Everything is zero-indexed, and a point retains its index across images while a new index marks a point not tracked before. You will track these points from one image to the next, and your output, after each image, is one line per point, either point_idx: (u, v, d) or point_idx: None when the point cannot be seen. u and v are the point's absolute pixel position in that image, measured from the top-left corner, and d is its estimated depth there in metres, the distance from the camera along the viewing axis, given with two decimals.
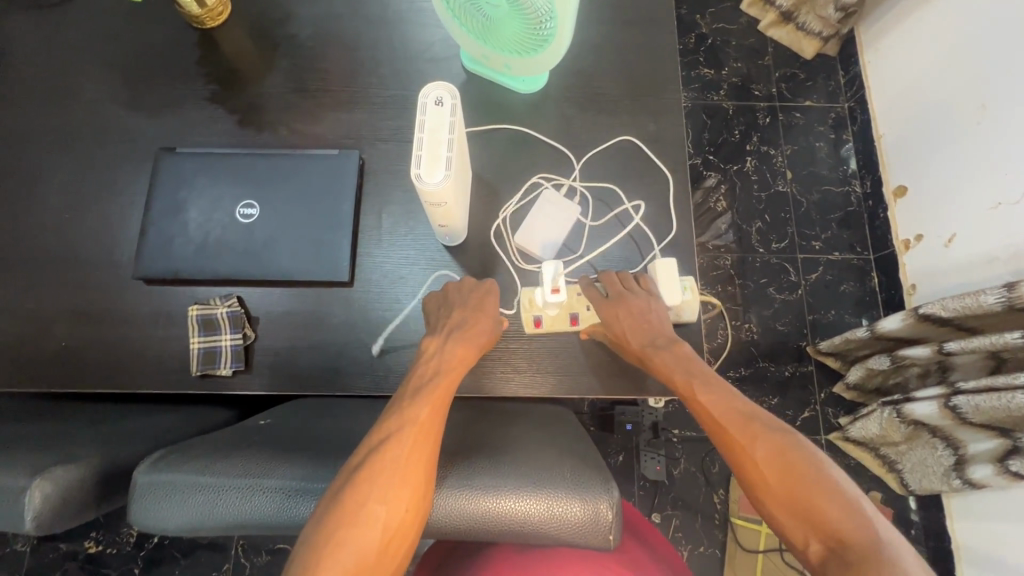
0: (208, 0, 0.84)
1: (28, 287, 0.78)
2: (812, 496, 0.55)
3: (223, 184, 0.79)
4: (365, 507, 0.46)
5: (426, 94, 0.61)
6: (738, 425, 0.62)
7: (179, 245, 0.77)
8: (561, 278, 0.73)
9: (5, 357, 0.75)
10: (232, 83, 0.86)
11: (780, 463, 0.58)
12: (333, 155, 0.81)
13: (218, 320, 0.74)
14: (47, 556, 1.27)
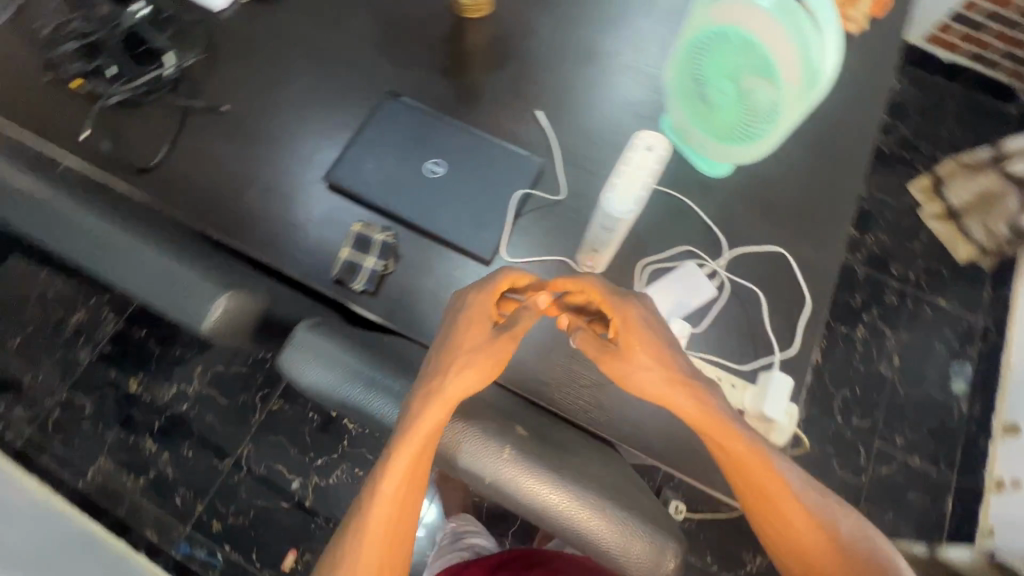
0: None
1: (236, 149, 0.90)
2: (831, 563, 0.64)
3: (425, 139, 0.90)
4: (374, 542, 0.60)
5: (641, 138, 0.68)
6: (782, 504, 0.65)
7: (369, 171, 0.88)
8: (684, 339, 0.79)
9: (195, 195, 0.87)
10: (465, 65, 0.98)
11: (815, 542, 0.64)
12: (521, 155, 0.90)
13: (371, 243, 0.82)
14: (99, 377, 1.56)
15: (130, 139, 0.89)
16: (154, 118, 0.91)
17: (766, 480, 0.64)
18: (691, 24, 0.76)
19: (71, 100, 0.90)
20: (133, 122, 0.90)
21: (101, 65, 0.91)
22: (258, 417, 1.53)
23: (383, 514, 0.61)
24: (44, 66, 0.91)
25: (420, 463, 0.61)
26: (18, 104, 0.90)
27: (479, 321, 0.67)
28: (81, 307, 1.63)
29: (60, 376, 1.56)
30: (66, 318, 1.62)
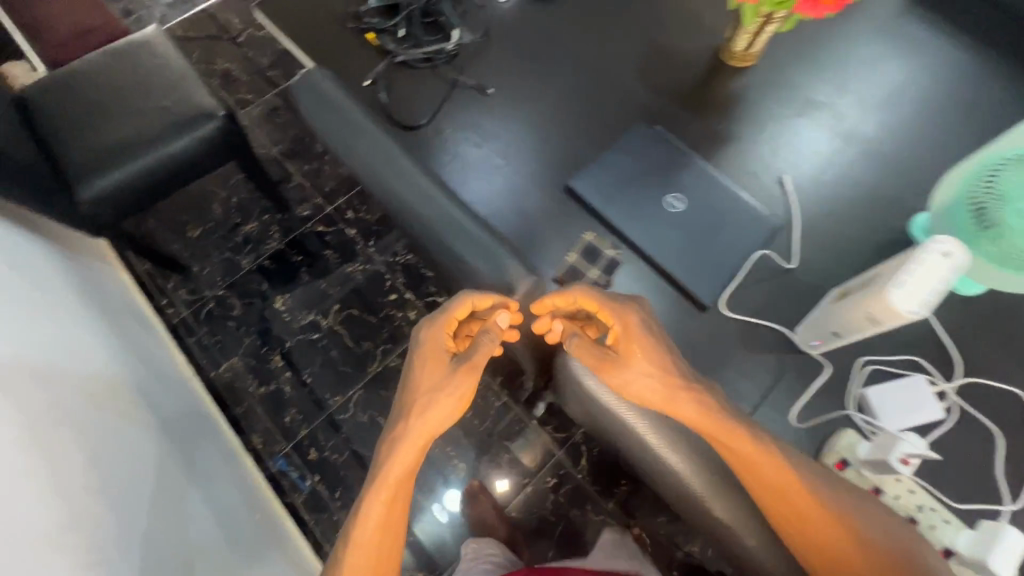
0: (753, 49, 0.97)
1: (490, 131, 0.95)
2: (869, 566, 0.62)
3: (670, 171, 0.91)
4: (374, 551, 0.71)
5: (939, 242, 0.64)
6: (798, 511, 0.64)
7: (611, 187, 0.89)
8: (916, 458, 0.72)
9: (445, 163, 0.93)
10: (720, 111, 0.99)
11: (837, 540, 0.63)
12: (763, 214, 0.88)
13: (598, 255, 0.84)
14: (253, 285, 1.70)
15: (405, 99, 0.97)
16: (428, 84, 0.98)
17: (770, 475, 0.64)
18: (1008, 139, 0.74)
19: (363, 50, 1.00)
20: (410, 83, 0.98)
21: (396, 23, 0.99)
22: (376, 368, 1.61)
23: (370, 531, 0.70)
24: (348, 15, 1.01)
25: (405, 482, 0.71)
26: (320, 44, 1.00)
27: (444, 326, 0.75)
28: (254, 218, 1.79)
29: (221, 274, 1.72)
30: (241, 225, 1.78)
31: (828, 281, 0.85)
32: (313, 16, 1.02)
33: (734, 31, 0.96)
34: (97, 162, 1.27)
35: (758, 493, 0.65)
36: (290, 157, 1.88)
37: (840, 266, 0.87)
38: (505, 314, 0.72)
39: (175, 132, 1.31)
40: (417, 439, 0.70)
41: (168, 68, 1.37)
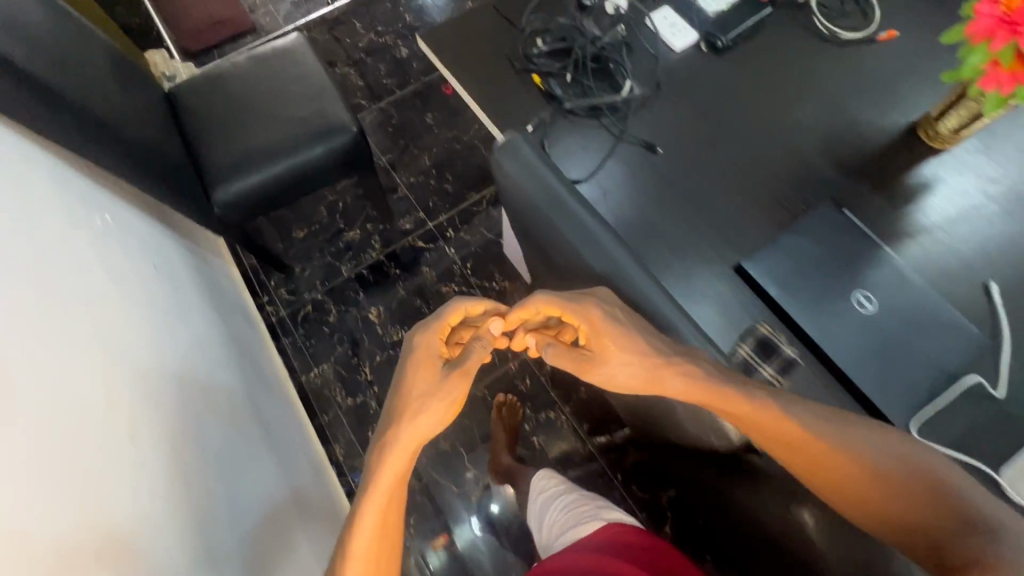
0: (960, 133, 0.88)
1: (656, 195, 0.89)
2: (883, 493, 0.63)
3: (860, 265, 0.80)
4: (370, 554, 0.64)
5: None
6: (813, 460, 0.64)
7: (790, 276, 0.80)
8: None
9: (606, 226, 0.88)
10: (915, 199, 0.88)
11: (859, 479, 0.63)
12: (969, 328, 0.77)
13: (774, 353, 0.77)
14: (350, 293, 1.71)
15: (568, 151, 0.92)
16: (593, 137, 0.93)
17: (773, 422, 0.63)
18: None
19: (527, 94, 0.97)
20: (575, 135, 0.93)
21: (564, 72, 0.96)
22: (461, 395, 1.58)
23: (365, 536, 0.64)
24: (516, 57, 0.99)
25: (402, 485, 0.66)
26: (484, 85, 0.98)
27: (435, 334, 0.71)
28: (357, 225, 1.80)
29: (320, 278, 1.74)
30: (343, 231, 1.80)
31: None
32: (480, 55, 1.00)
33: (948, 102, 0.87)
34: (234, 164, 1.32)
35: (777, 451, 0.66)
36: (397, 168, 1.90)
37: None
38: (497, 321, 0.71)
39: (307, 141, 1.33)
40: (410, 442, 0.66)
41: (306, 76, 1.40)
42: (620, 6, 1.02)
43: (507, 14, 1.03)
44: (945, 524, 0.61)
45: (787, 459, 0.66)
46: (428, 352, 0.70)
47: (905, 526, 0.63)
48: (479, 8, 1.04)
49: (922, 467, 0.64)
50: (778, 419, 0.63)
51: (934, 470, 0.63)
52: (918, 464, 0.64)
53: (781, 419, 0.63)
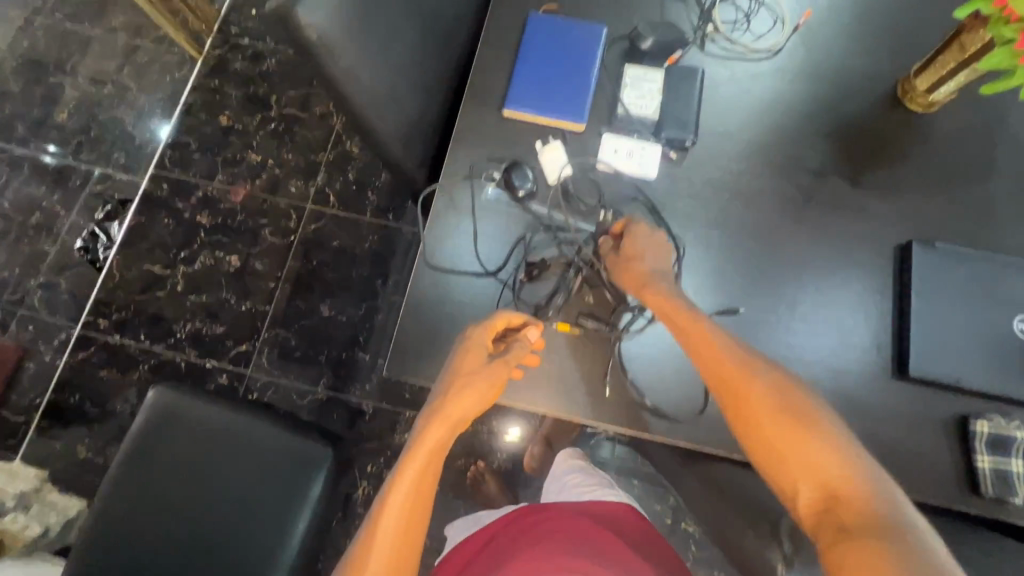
0: (938, 97, 0.81)
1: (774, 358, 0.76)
2: (785, 428, 0.59)
3: (994, 296, 0.75)
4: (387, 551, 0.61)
5: None
6: (734, 372, 0.63)
7: (955, 352, 0.74)
8: None
9: None
10: (960, 176, 0.82)
11: (773, 413, 0.60)
12: None
13: (1014, 444, 0.70)
14: None
15: (661, 376, 0.75)
16: (671, 339, 0.76)
17: (716, 336, 0.66)
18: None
19: (566, 346, 0.76)
20: (652, 352, 0.76)
21: (581, 295, 0.78)
22: None
23: (392, 516, 0.62)
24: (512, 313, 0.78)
25: (433, 460, 0.67)
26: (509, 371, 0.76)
27: (483, 333, 0.73)
28: (360, 478, 1.51)
29: None
30: (354, 494, 1.50)
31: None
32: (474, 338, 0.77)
33: (940, 77, 0.78)
34: None
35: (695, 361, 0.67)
36: (346, 387, 1.58)
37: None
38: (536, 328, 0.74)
39: (291, 504, 1.02)
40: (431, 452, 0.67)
41: (219, 431, 1.06)
42: (568, 173, 0.81)
43: (456, 270, 0.79)
44: (846, 481, 0.55)
45: (714, 383, 0.65)
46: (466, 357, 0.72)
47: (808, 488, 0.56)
48: (419, 285, 0.78)
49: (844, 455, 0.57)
50: (718, 336, 0.66)
51: (855, 454, 0.57)
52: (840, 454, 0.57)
53: (720, 336, 0.66)
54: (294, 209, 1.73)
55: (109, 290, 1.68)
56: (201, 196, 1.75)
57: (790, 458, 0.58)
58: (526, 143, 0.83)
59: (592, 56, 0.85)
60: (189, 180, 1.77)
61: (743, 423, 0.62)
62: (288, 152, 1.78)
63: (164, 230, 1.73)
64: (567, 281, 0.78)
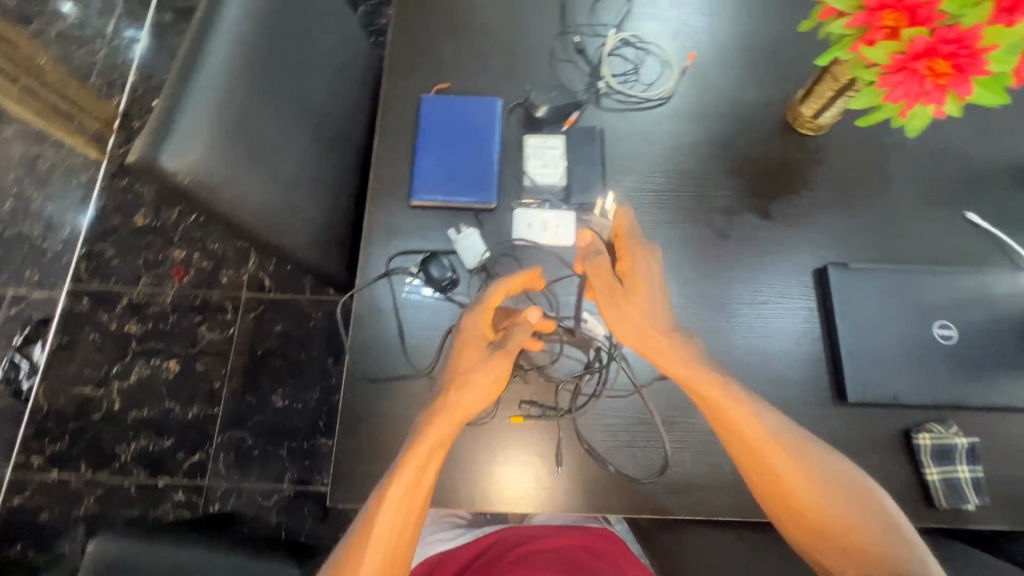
0: (824, 121, 0.84)
1: None
2: (820, 503, 0.62)
3: (916, 306, 0.78)
4: (381, 561, 0.56)
5: None
6: (766, 448, 0.62)
7: (889, 370, 0.75)
8: None
9: (726, 485, 0.73)
10: (860, 191, 0.85)
11: (805, 488, 0.62)
12: (1013, 277, 0.79)
13: (955, 451, 0.72)
14: None
15: (610, 449, 0.74)
16: (614, 410, 0.76)
17: (745, 416, 0.62)
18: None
19: (512, 437, 0.74)
20: (598, 427, 0.75)
21: (522, 381, 0.76)
22: None
23: (385, 530, 0.56)
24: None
25: (435, 458, 0.58)
26: (457, 473, 0.73)
27: (484, 312, 0.65)
28: None
29: None
30: None
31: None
32: None
33: (823, 104, 0.81)
34: None
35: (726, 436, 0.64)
36: (314, 478, 1.52)
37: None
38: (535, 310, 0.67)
39: None
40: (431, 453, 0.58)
41: None
42: (485, 254, 0.79)
43: (388, 375, 0.76)
44: (879, 545, 0.60)
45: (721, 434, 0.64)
46: (470, 336, 0.65)
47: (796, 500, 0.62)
48: (351, 400, 0.75)
49: (836, 473, 0.63)
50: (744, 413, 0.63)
51: (880, 511, 0.62)
52: (832, 474, 0.63)
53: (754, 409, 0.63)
54: (229, 300, 1.65)
55: (39, 423, 1.55)
56: (126, 303, 1.64)
57: (820, 528, 0.62)
58: (439, 230, 0.82)
59: (493, 132, 0.84)
60: (110, 289, 1.65)
61: (772, 496, 0.63)
62: (213, 242, 1.69)
63: (90, 348, 1.61)
64: (507, 368, 0.76)
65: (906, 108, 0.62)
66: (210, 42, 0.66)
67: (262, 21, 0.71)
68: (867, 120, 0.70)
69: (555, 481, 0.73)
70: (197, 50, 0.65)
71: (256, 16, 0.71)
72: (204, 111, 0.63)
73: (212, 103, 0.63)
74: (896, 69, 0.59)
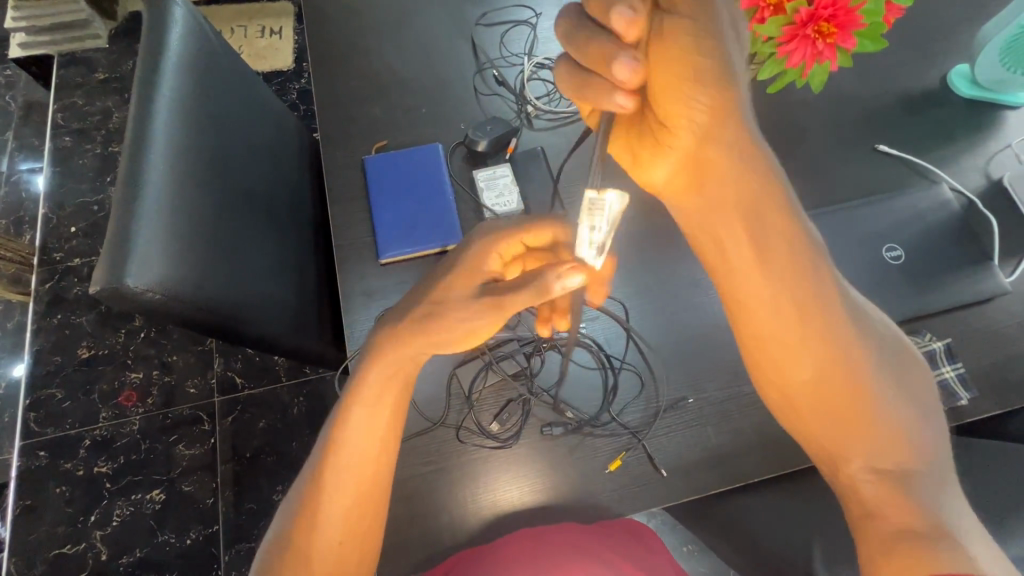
0: None
1: (729, 376, 0.79)
2: (847, 397, 0.59)
3: (862, 237, 0.85)
4: (348, 526, 0.60)
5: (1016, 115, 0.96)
6: (795, 332, 0.59)
7: (859, 298, 0.82)
8: None
9: (754, 447, 0.75)
10: (784, 149, 0.93)
11: (832, 370, 0.59)
12: (931, 191, 0.88)
13: (936, 355, 0.79)
14: None
15: (639, 445, 0.75)
16: (630, 407, 0.78)
17: (772, 295, 0.58)
18: (1013, 13, 0.85)
19: (542, 460, 0.75)
20: (621, 427, 0.76)
21: (534, 403, 0.77)
22: None
23: (346, 486, 0.60)
24: (478, 451, 0.75)
25: (388, 428, 0.62)
26: (498, 511, 0.73)
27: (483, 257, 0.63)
28: None
29: None
30: None
31: (1005, 185, 0.91)
32: (454, 495, 0.73)
33: None
34: None
35: (742, 314, 0.60)
36: None
37: (988, 167, 0.93)
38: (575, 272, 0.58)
39: None
40: (388, 421, 0.61)
41: None
42: None
43: (403, 435, 0.75)
44: (901, 454, 0.59)
45: (751, 313, 0.60)
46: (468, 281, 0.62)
47: (821, 394, 0.59)
48: None
49: (882, 380, 0.59)
50: (785, 288, 0.57)
51: (915, 410, 0.60)
52: (876, 377, 0.59)
53: (801, 278, 0.57)
54: (202, 409, 1.57)
55: None
56: (90, 443, 1.52)
57: (841, 425, 0.59)
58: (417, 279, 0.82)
59: (442, 175, 0.87)
60: (67, 434, 1.53)
61: (797, 389, 0.60)
62: (171, 354, 1.61)
63: (60, 502, 1.47)
64: (515, 393, 0.78)
65: (806, 69, 0.71)
66: (146, 148, 0.63)
67: (193, 117, 0.70)
68: (776, 85, 0.80)
69: (596, 492, 0.74)
70: (137, 159, 0.62)
71: (186, 112, 0.69)
72: (160, 222, 0.61)
73: (165, 211, 0.62)
74: (790, 38, 0.68)
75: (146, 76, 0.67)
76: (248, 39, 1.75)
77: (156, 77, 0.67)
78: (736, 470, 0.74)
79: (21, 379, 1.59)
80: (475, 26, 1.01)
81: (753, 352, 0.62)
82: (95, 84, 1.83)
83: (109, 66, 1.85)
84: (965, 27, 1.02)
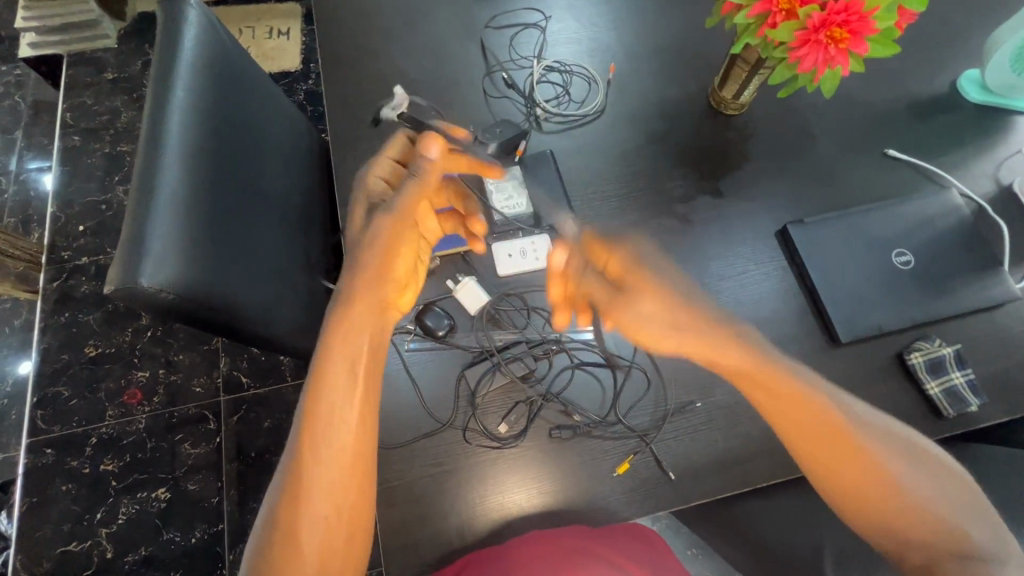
0: (744, 99, 0.92)
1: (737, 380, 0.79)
2: (895, 496, 0.58)
3: (871, 242, 0.85)
4: (329, 525, 0.56)
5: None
6: (835, 439, 0.59)
7: (868, 303, 0.81)
8: None
9: (763, 451, 0.75)
10: (793, 153, 0.93)
11: (877, 470, 0.58)
12: (942, 196, 0.88)
13: (945, 361, 0.78)
14: None
15: (647, 449, 0.75)
16: (637, 410, 0.78)
17: (815, 414, 0.59)
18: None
19: (549, 462, 0.75)
20: (628, 430, 0.76)
21: (542, 405, 0.77)
22: None
23: (324, 478, 0.56)
24: (486, 453, 0.75)
25: (361, 415, 0.58)
26: (505, 512, 0.73)
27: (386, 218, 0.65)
28: None
29: None
30: None
31: (1014, 191, 0.91)
32: (461, 496, 0.73)
33: (740, 85, 0.89)
34: None
35: (790, 427, 0.60)
36: None
37: (998, 173, 0.93)
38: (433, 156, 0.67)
39: None
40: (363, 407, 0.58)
41: None
42: (476, 295, 0.81)
43: (413, 436, 0.75)
44: (957, 541, 0.56)
45: (796, 429, 0.60)
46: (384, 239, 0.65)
47: (862, 491, 0.58)
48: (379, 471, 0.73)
49: (914, 472, 0.59)
50: (813, 399, 0.59)
51: (956, 497, 0.59)
52: (914, 473, 0.59)
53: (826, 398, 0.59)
54: (208, 408, 1.57)
55: None
56: (96, 441, 1.53)
57: (892, 523, 0.58)
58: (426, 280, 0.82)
59: None
60: (74, 431, 1.53)
61: (846, 489, 0.59)
62: (177, 353, 1.62)
63: (65, 500, 1.47)
64: (523, 395, 0.78)
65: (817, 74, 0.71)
66: (160, 149, 0.64)
67: (207, 118, 0.70)
68: (786, 90, 0.80)
69: (604, 495, 0.74)
70: (151, 159, 0.63)
71: (199, 113, 0.69)
72: (173, 222, 0.61)
73: (178, 211, 0.62)
74: (802, 43, 0.68)
75: (160, 77, 0.68)
76: (257, 40, 1.76)
77: (170, 78, 0.68)
78: (744, 473, 0.74)
79: (29, 377, 1.60)
80: (484, 28, 1.01)
81: (805, 459, 0.60)
82: (104, 83, 1.84)
83: (118, 66, 1.86)
84: (975, 32, 1.02)
